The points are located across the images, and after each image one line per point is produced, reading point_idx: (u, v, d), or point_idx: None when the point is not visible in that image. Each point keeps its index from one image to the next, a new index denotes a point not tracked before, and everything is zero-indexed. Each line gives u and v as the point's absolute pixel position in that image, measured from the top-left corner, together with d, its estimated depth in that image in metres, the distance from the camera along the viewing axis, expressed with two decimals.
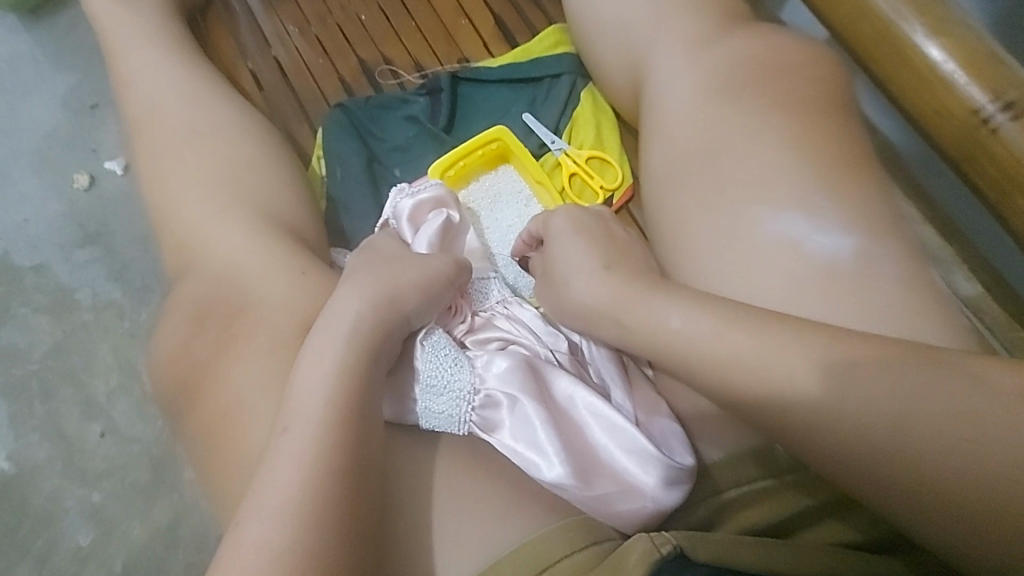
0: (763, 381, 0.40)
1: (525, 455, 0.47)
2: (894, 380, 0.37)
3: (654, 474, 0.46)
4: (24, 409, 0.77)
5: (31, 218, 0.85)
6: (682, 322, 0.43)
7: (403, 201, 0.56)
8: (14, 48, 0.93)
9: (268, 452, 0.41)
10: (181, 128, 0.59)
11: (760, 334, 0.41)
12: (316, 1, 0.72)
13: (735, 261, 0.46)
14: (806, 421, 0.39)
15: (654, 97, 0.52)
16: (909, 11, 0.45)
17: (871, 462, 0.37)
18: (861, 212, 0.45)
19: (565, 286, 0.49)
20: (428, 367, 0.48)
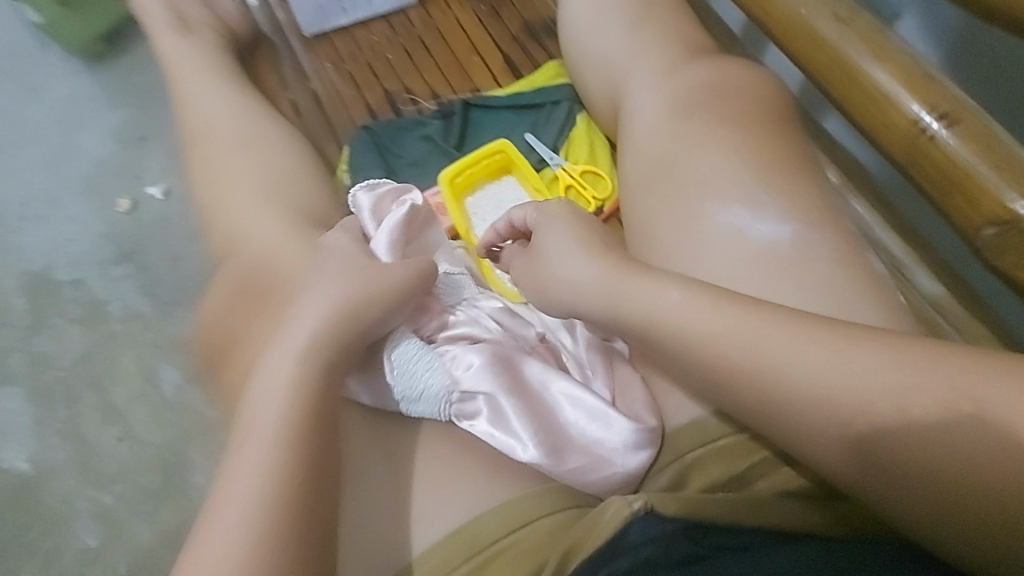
0: (722, 350, 0.44)
1: (502, 439, 0.51)
2: (882, 368, 0.40)
3: (623, 442, 0.50)
4: (47, 413, 0.99)
5: (77, 238, 1.09)
6: (677, 302, 0.47)
7: (362, 197, 0.61)
8: (77, 88, 1.17)
9: (283, 403, 0.46)
10: (227, 134, 0.66)
11: (752, 313, 0.45)
12: (349, 42, 0.82)
13: (695, 247, 0.51)
14: (782, 392, 0.42)
15: (631, 111, 0.60)
16: (857, 42, 0.53)
17: (844, 436, 0.40)
18: (802, 206, 0.51)
19: (550, 269, 0.53)
20: (402, 366, 0.52)
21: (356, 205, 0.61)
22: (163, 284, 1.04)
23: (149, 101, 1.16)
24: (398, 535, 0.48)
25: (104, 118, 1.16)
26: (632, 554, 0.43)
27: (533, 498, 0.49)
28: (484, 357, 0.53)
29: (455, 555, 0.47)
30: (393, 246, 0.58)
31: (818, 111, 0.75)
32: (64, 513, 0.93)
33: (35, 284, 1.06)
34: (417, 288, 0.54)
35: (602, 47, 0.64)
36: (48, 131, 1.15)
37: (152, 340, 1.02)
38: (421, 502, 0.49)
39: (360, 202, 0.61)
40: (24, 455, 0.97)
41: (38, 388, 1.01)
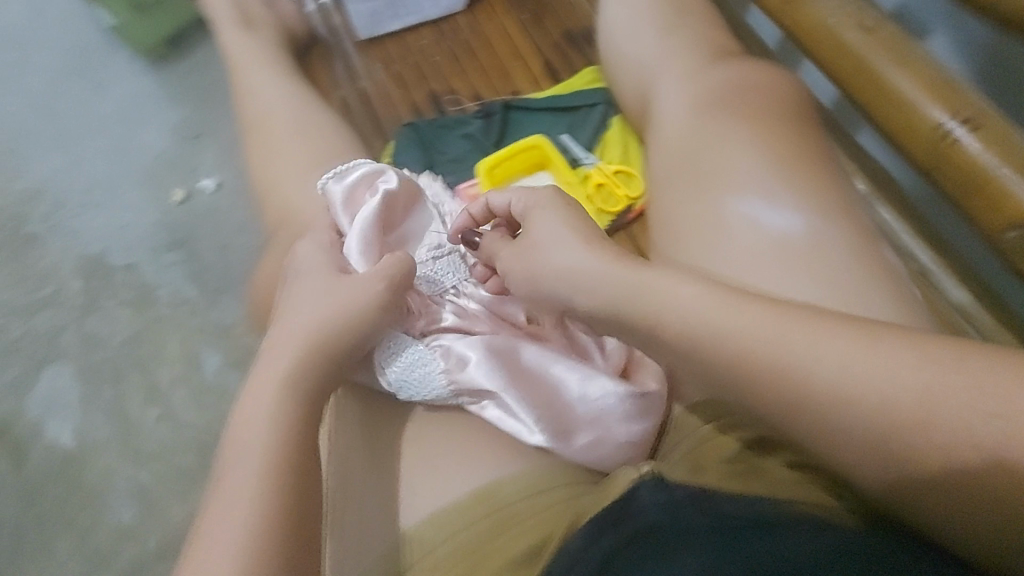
0: (731, 345, 0.42)
1: (512, 424, 0.55)
2: (910, 368, 0.37)
3: (620, 415, 0.56)
4: (96, 391, 1.05)
5: (132, 223, 1.16)
6: (686, 301, 0.44)
7: (331, 187, 0.61)
8: (142, 86, 1.26)
9: (322, 363, 0.49)
10: (281, 123, 0.71)
11: (769, 310, 0.42)
12: (398, 45, 0.87)
13: (713, 241, 0.53)
14: (804, 396, 0.39)
15: (659, 108, 0.63)
16: (881, 52, 0.55)
17: (875, 438, 0.38)
18: (818, 199, 0.52)
19: (541, 260, 0.51)
20: (397, 368, 0.55)
21: (328, 195, 0.61)
22: (209, 273, 1.11)
23: (205, 101, 1.23)
24: (425, 497, 0.52)
25: (163, 114, 1.23)
26: (643, 518, 0.45)
27: (552, 472, 0.54)
28: (480, 352, 0.56)
29: (474, 511, 0.51)
30: (366, 246, 0.58)
31: (852, 125, 0.75)
32: (101, 486, 0.99)
33: (91, 267, 1.13)
34: (402, 286, 0.55)
35: (636, 50, 0.67)
36: (113, 125, 1.23)
37: (196, 326, 1.08)
38: (447, 468, 0.53)
39: (331, 194, 0.61)
40: (70, 428, 1.03)
41: (88, 366, 1.07)
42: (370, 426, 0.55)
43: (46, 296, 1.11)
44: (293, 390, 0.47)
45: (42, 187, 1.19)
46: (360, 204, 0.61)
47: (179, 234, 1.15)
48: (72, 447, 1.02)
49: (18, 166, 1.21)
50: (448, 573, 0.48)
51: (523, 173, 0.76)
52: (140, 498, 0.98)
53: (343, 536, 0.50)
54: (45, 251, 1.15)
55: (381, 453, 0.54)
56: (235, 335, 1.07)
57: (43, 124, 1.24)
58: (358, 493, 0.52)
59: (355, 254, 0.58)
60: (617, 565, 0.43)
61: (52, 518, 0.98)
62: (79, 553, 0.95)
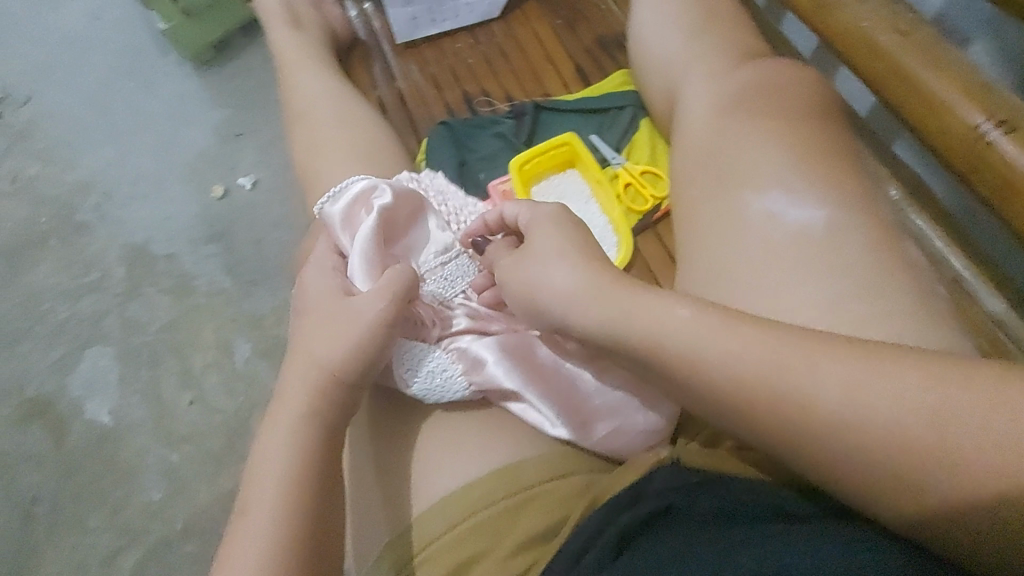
0: (734, 368, 0.42)
1: (533, 416, 0.55)
2: (911, 388, 0.37)
3: (633, 404, 0.54)
4: (133, 373, 1.08)
5: (175, 215, 1.21)
6: (683, 323, 0.44)
7: (329, 210, 0.62)
8: (188, 88, 1.32)
9: (360, 337, 0.52)
10: (324, 119, 0.75)
11: (768, 332, 0.42)
12: (434, 48, 0.90)
13: (729, 241, 0.55)
14: (804, 416, 0.39)
15: (685, 108, 0.65)
16: (916, 53, 0.56)
17: (880, 461, 0.37)
18: (840, 191, 0.54)
19: (535, 277, 0.51)
20: (420, 378, 0.55)
21: (326, 219, 0.62)
22: (245, 266, 1.15)
23: (248, 104, 1.30)
24: (448, 474, 0.53)
25: (208, 114, 1.29)
26: (656, 499, 0.47)
27: (571, 456, 0.54)
28: (495, 346, 0.57)
29: (495, 489, 0.51)
30: (368, 264, 0.59)
31: (888, 134, 0.77)
32: (134, 464, 1.01)
33: (135, 256, 1.18)
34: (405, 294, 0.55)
35: (666, 53, 0.70)
36: (161, 123, 1.29)
37: (231, 315, 1.12)
38: (473, 445, 0.54)
39: (330, 217, 0.62)
40: (107, 408, 1.06)
41: (128, 349, 1.10)
42: (399, 407, 0.57)
43: (90, 282, 1.16)
44: (338, 357, 0.52)
45: (93, 180, 1.25)
46: (358, 223, 0.62)
47: (219, 227, 1.19)
48: (107, 425, 1.05)
49: (71, 160, 1.28)
50: (470, 543, 0.49)
51: (553, 170, 0.80)
52: (170, 478, 1.00)
53: (377, 505, 0.53)
54: (93, 239, 1.20)
55: (411, 427, 0.56)
56: (267, 325, 1.10)
57: (96, 121, 1.31)
58: (388, 464, 0.54)
59: (359, 274, 0.58)
60: (633, 545, 0.45)
61: (85, 494, 1.00)
62: (110, 528, 0.98)
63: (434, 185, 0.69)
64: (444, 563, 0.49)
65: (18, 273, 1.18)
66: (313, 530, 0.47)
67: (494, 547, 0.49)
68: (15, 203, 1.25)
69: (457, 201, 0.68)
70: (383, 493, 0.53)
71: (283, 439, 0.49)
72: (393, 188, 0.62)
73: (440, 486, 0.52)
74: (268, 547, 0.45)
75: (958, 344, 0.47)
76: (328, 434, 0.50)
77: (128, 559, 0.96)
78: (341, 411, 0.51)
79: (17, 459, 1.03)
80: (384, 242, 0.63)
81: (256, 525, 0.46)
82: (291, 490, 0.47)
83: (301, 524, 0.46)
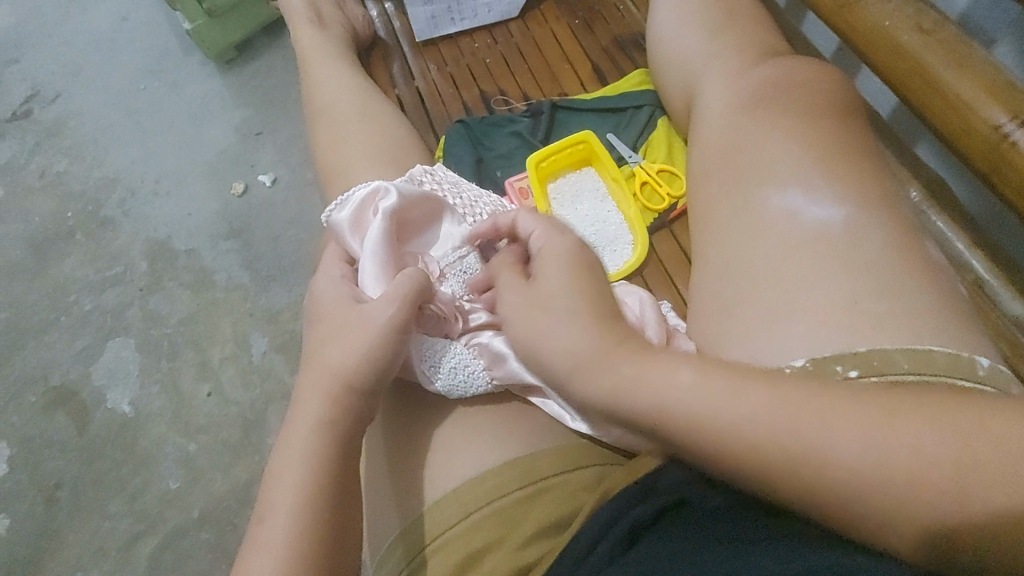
0: (744, 437, 0.38)
1: (553, 408, 0.55)
2: (933, 441, 0.35)
3: None
4: (153, 365, 1.10)
5: (197, 212, 1.23)
6: (685, 384, 0.41)
7: (338, 216, 0.62)
8: (211, 87, 1.35)
9: (375, 330, 0.53)
10: (344, 116, 0.76)
11: (773, 392, 0.39)
12: (453, 48, 0.91)
13: (747, 242, 0.55)
14: (825, 484, 0.36)
15: (702, 106, 0.66)
16: (939, 51, 0.56)
17: (912, 522, 0.35)
18: (860, 189, 0.53)
19: (538, 337, 0.46)
20: (446, 373, 0.56)
21: (336, 226, 0.62)
22: (263, 262, 1.17)
23: (269, 103, 1.32)
24: (463, 465, 0.53)
25: (230, 113, 1.32)
26: (669, 493, 0.47)
27: (586, 449, 0.54)
28: None
29: (510, 481, 0.51)
30: (378, 268, 0.58)
31: (910, 136, 0.76)
32: (152, 453, 1.03)
33: (157, 251, 1.20)
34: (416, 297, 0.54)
35: (684, 52, 0.70)
36: (185, 121, 1.32)
37: (249, 310, 1.13)
38: (489, 434, 0.55)
39: (340, 223, 0.62)
40: (128, 398, 1.08)
41: (149, 341, 1.12)
42: (417, 396, 0.58)
43: (113, 275, 1.19)
44: (354, 350, 0.52)
45: (118, 176, 1.28)
46: (368, 226, 0.62)
47: (239, 223, 1.21)
48: (127, 416, 1.07)
49: (97, 156, 1.31)
50: (485, 532, 0.50)
51: (568, 169, 0.81)
52: (187, 468, 1.02)
53: (392, 492, 0.54)
54: (117, 233, 1.23)
55: (429, 416, 0.56)
56: (283, 320, 1.12)
57: (122, 119, 1.34)
58: (404, 452, 0.55)
59: (369, 279, 0.58)
60: (643, 539, 0.45)
61: (104, 481, 1.02)
62: (128, 515, 1.00)
63: (448, 179, 0.69)
64: (458, 549, 0.49)
65: (45, 265, 1.21)
66: (332, 514, 0.48)
67: (507, 537, 0.50)
68: (43, 197, 1.28)
69: (471, 193, 0.68)
70: (399, 481, 0.54)
71: (304, 425, 0.51)
72: (397, 189, 0.61)
73: (456, 474, 0.53)
74: (291, 528, 0.46)
75: (976, 344, 0.47)
76: (347, 421, 0.52)
77: (145, 546, 0.97)
78: (360, 400, 0.52)
79: (40, 445, 1.06)
80: (396, 242, 0.62)
81: (279, 507, 0.47)
82: (312, 475, 0.49)
83: (320, 507, 0.48)
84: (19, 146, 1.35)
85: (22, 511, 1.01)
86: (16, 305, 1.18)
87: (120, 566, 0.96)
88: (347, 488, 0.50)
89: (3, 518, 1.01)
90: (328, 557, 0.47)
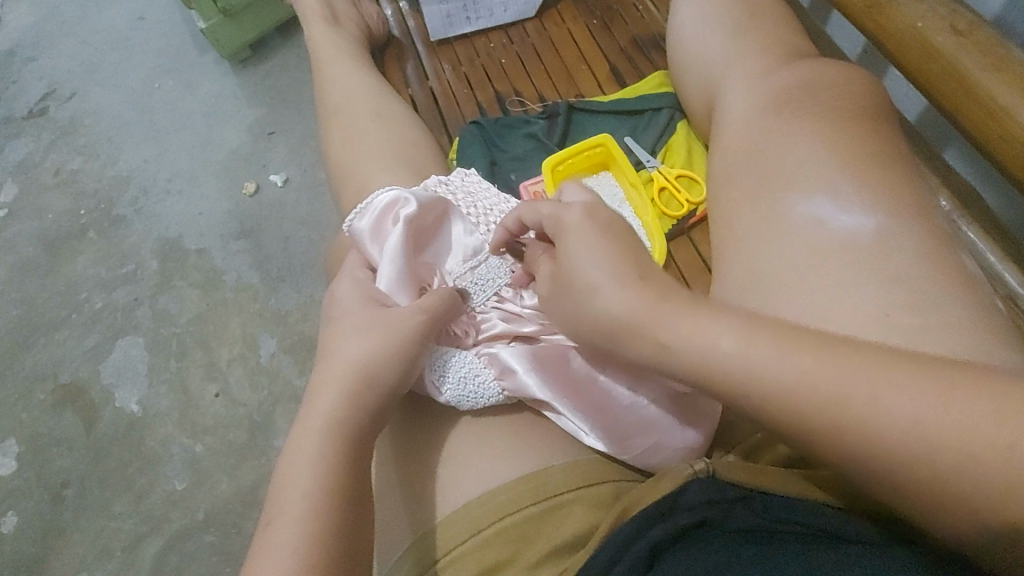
0: (782, 388, 0.38)
1: (567, 423, 0.53)
2: (983, 418, 0.34)
3: (668, 432, 0.52)
4: (162, 364, 1.10)
5: (208, 211, 1.23)
6: (731, 343, 0.40)
7: (357, 224, 0.60)
8: (225, 86, 1.35)
9: (398, 332, 0.52)
10: (357, 115, 0.75)
11: (826, 355, 0.38)
12: (468, 47, 0.90)
13: (776, 232, 0.53)
14: (866, 448, 0.36)
15: (722, 109, 0.64)
16: (975, 54, 0.53)
17: (942, 492, 0.35)
18: (895, 193, 0.51)
19: (577, 284, 0.46)
20: (456, 388, 0.54)
21: (356, 234, 0.61)
22: (273, 263, 1.16)
23: (282, 103, 1.31)
24: (475, 479, 0.51)
25: (243, 113, 1.31)
26: (689, 513, 0.44)
27: (605, 465, 0.53)
28: (522, 351, 0.55)
29: (523, 495, 0.49)
30: (400, 276, 0.58)
31: (938, 141, 0.73)
32: (159, 453, 1.03)
33: (168, 250, 1.20)
34: (439, 319, 0.55)
35: (705, 53, 0.68)
36: (198, 120, 1.32)
37: (258, 311, 1.12)
38: (504, 443, 0.53)
39: (358, 232, 0.60)
40: (136, 397, 1.07)
41: (158, 340, 1.12)
42: (428, 404, 0.56)
43: (125, 273, 1.19)
44: (376, 348, 0.52)
45: (131, 174, 1.28)
46: (387, 235, 0.60)
47: (249, 223, 1.21)
48: (135, 415, 1.06)
49: (111, 154, 1.31)
50: (498, 551, 0.48)
51: (584, 172, 0.79)
52: (193, 469, 1.01)
53: (402, 500, 0.52)
54: (129, 231, 1.23)
55: (439, 425, 0.55)
56: (292, 322, 1.11)
57: (136, 117, 1.34)
58: (415, 458, 0.54)
59: (391, 290, 0.57)
60: (665, 557, 0.43)
61: (111, 481, 1.01)
62: (134, 515, 0.99)
63: (463, 187, 0.67)
64: (471, 568, 0.47)
65: (57, 262, 1.21)
66: (342, 516, 0.46)
67: (522, 552, 0.48)
68: (57, 194, 1.28)
69: (488, 200, 0.66)
70: (408, 492, 0.52)
71: (314, 424, 0.49)
72: (417, 198, 0.60)
73: (466, 487, 0.51)
74: (300, 529, 0.45)
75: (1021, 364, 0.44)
76: (358, 427, 0.50)
77: (151, 546, 0.96)
78: (372, 399, 0.51)
79: (49, 444, 1.05)
80: (415, 250, 0.61)
81: (289, 507, 0.46)
82: (319, 481, 0.47)
83: (332, 509, 0.46)
84: (34, 143, 1.35)
85: (29, 509, 1.01)
86: (29, 302, 1.18)
87: (125, 567, 0.96)
88: (359, 487, 0.49)
89: (11, 516, 1.01)
90: (340, 560, 0.45)
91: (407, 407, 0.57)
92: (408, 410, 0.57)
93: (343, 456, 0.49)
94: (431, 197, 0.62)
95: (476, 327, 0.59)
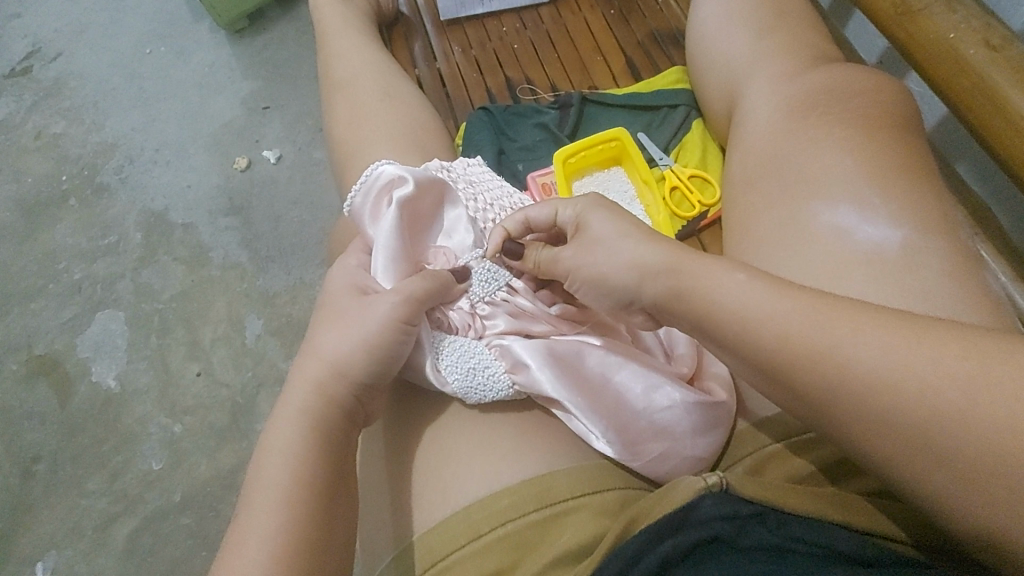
0: (771, 328, 0.40)
1: (577, 425, 0.52)
2: (961, 374, 0.34)
3: (680, 434, 0.51)
4: (142, 340, 1.06)
5: (197, 184, 1.18)
6: (733, 285, 0.42)
7: (354, 201, 0.58)
8: (221, 54, 1.30)
9: (373, 320, 0.49)
10: (359, 93, 0.72)
11: (820, 304, 0.39)
12: (480, 29, 0.87)
13: (788, 243, 0.52)
14: (842, 390, 0.37)
15: (744, 106, 0.62)
16: (1005, 70, 0.52)
17: (910, 446, 0.35)
18: (915, 205, 0.50)
19: (591, 239, 0.49)
20: (461, 381, 0.52)
21: (354, 213, 0.58)
22: (262, 242, 1.12)
23: (279, 76, 1.27)
24: (472, 480, 0.50)
25: (238, 84, 1.27)
26: (701, 528, 0.43)
27: (608, 470, 0.51)
28: (537, 347, 0.52)
29: (526, 501, 0.48)
30: (393, 261, 0.55)
31: (952, 154, 0.72)
32: (136, 432, 0.99)
33: (153, 221, 1.15)
34: (422, 304, 0.51)
35: (727, 52, 0.66)
36: (190, 88, 1.27)
37: (245, 290, 1.09)
38: (506, 444, 0.51)
39: (355, 209, 0.58)
40: (114, 373, 1.04)
41: (138, 315, 1.08)
42: (426, 400, 0.54)
43: (106, 244, 1.14)
44: (350, 338, 0.49)
45: (118, 140, 1.23)
46: (382, 215, 0.58)
47: (239, 200, 1.17)
48: (112, 391, 1.02)
49: (96, 120, 1.26)
50: (499, 557, 0.46)
51: (596, 166, 0.77)
52: (171, 450, 0.98)
53: (394, 498, 0.51)
54: (113, 200, 1.18)
55: (436, 423, 0.53)
56: (279, 304, 1.07)
57: (124, 82, 1.29)
58: (410, 455, 0.52)
59: (385, 273, 0.54)
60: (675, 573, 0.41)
61: (83, 458, 0.98)
62: (106, 495, 0.95)
63: (465, 176, 0.65)
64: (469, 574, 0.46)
65: (35, 228, 1.16)
66: (320, 511, 0.44)
67: (524, 560, 0.46)
68: (38, 157, 1.23)
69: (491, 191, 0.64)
70: (402, 491, 0.51)
71: (296, 418, 0.47)
72: (413, 176, 0.58)
73: (463, 489, 0.49)
74: (276, 526, 0.42)
75: None
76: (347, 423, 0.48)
77: (123, 527, 0.93)
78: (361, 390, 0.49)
79: (19, 417, 1.01)
80: (411, 234, 0.59)
81: (265, 497, 0.44)
82: (304, 478, 0.45)
83: (317, 509, 0.44)
84: (15, 103, 1.29)
85: None
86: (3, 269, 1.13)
87: (94, 548, 0.92)
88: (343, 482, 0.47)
89: None
90: (316, 557, 0.43)
91: (404, 401, 0.55)
92: (405, 406, 0.55)
93: (330, 449, 0.47)
94: (428, 178, 0.59)
95: (480, 322, 0.56)
